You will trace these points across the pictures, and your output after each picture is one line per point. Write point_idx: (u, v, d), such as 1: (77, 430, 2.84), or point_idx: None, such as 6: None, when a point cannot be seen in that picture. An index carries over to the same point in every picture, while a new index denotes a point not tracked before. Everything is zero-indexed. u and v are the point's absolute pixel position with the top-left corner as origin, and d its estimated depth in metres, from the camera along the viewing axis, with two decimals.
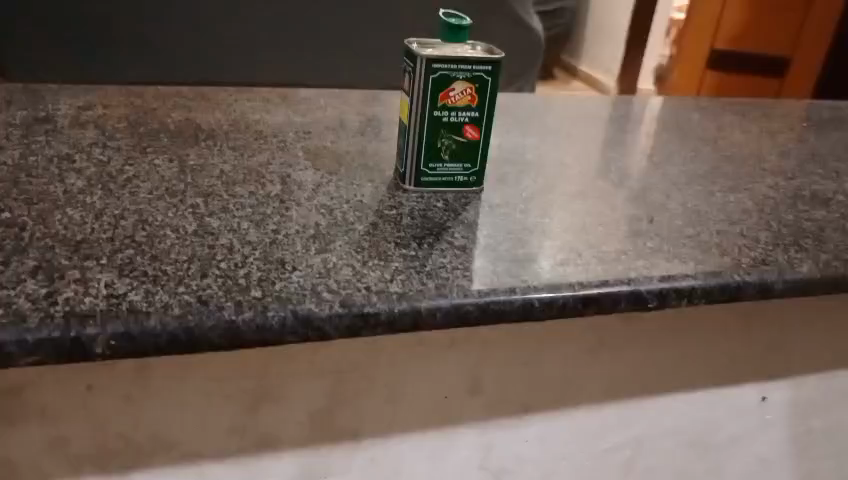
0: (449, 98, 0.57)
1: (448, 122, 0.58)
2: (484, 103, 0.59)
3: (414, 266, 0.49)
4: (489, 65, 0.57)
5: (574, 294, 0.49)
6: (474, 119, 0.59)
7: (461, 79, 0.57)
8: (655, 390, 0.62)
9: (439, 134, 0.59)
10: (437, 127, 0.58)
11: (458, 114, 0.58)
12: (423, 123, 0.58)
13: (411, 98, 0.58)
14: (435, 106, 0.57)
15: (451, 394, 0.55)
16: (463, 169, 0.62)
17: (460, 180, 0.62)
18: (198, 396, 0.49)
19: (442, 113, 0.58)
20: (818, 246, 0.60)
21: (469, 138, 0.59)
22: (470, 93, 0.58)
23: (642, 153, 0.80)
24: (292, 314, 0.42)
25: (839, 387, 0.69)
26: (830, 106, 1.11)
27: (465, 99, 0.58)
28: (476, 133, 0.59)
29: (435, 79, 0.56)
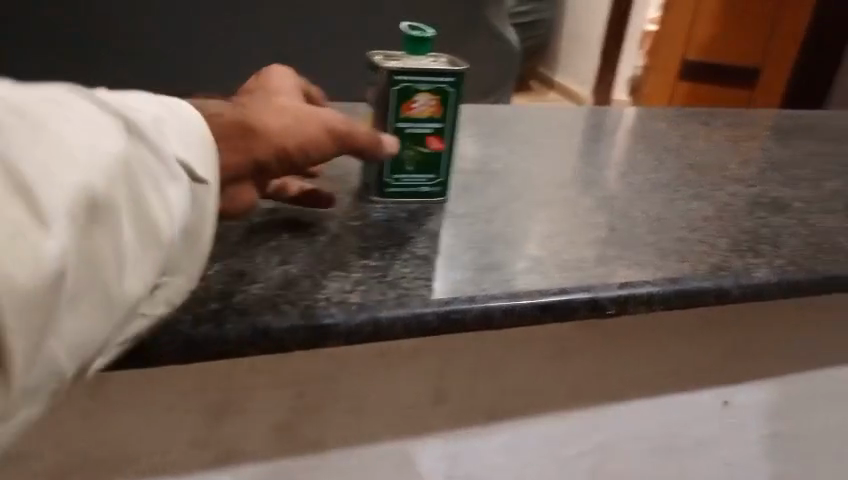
0: (412, 110, 0.58)
1: (410, 133, 0.58)
2: (447, 114, 0.58)
3: (375, 276, 0.49)
4: (452, 77, 0.57)
5: (533, 301, 0.49)
6: (437, 131, 0.58)
7: (423, 90, 0.57)
8: (619, 396, 0.63)
9: (402, 144, 0.59)
10: (400, 138, 0.58)
11: (421, 125, 0.58)
12: (386, 134, 0.58)
13: (375, 110, 0.58)
14: (398, 118, 0.58)
15: (415, 404, 0.56)
16: (428, 179, 0.62)
17: (424, 190, 0.62)
18: (159, 410, 0.49)
19: (406, 124, 0.58)
20: (774, 251, 0.61)
21: (432, 150, 0.59)
22: (433, 104, 0.57)
23: (608, 162, 0.81)
24: (249, 327, 0.43)
25: (801, 390, 0.71)
26: (793, 115, 1.13)
27: (428, 110, 0.58)
28: (439, 144, 0.59)
29: (398, 91, 0.56)
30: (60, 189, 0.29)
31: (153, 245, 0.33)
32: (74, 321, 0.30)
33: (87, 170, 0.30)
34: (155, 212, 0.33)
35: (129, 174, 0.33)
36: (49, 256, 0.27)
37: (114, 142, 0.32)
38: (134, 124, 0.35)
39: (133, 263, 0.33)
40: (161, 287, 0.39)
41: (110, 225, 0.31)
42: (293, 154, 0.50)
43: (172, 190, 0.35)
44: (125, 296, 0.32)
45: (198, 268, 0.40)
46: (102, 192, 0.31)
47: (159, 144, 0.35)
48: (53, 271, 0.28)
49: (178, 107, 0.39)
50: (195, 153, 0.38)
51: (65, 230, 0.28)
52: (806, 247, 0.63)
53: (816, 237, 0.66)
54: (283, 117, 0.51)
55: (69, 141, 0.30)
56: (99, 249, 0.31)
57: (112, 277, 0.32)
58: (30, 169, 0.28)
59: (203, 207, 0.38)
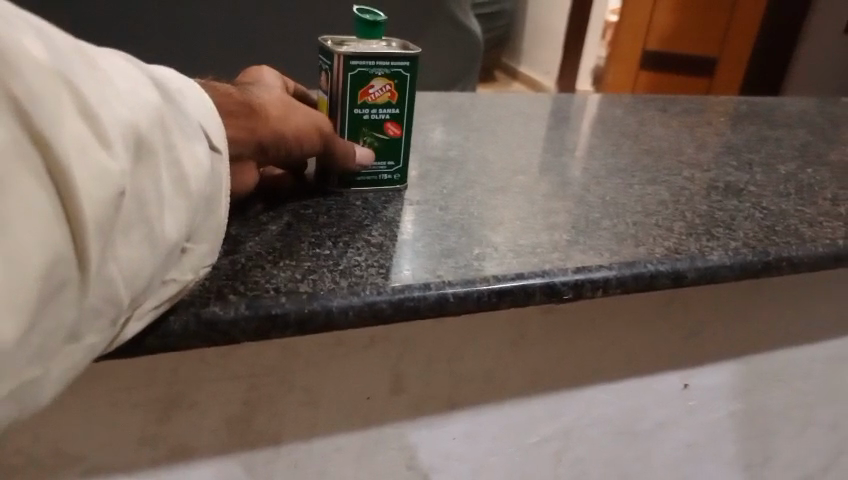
0: (369, 95, 0.56)
1: (367, 119, 0.58)
2: (404, 100, 0.57)
3: (327, 265, 0.48)
4: (407, 61, 0.55)
5: (488, 287, 0.49)
6: (395, 116, 0.58)
7: (380, 75, 0.55)
8: (579, 382, 0.63)
9: (360, 131, 0.58)
10: (357, 124, 0.58)
11: (378, 111, 0.57)
12: (342, 119, 0.57)
13: (330, 95, 0.56)
14: (354, 104, 0.56)
15: (373, 394, 0.55)
16: (387, 166, 0.61)
17: (384, 178, 0.62)
18: (105, 406, 0.47)
19: (362, 110, 0.57)
20: (729, 234, 0.62)
21: (390, 135, 0.59)
22: (390, 90, 0.56)
23: (566, 148, 0.81)
24: (194, 318, 0.41)
25: (758, 370, 0.72)
26: (746, 101, 1.15)
27: (385, 96, 0.56)
28: (398, 130, 0.59)
29: (353, 76, 0.55)
30: (118, 120, 0.30)
31: (184, 194, 0.35)
32: (128, 250, 0.32)
33: (135, 107, 0.31)
34: (185, 162, 0.35)
35: (166, 122, 0.34)
36: (117, 173, 0.29)
37: (152, 92, 0.33)
38: (164, 86, 0.36)
39: (171, 208, 0.34)
40: (186, 253, 0.39)
41: (153, 165, 0.33)
42: (287, 144, 0.50)
43: (197, 148, 0.37)
44: (166, 237, 0.34)
45: (216, 237, 0.41)
46: (148, 129, 0.32)
47: (183, 106, 0.37)
48: (118, 191, 0.29)
49: (193, 85, 0.41)
50: (212, 123, 0.40)
51: (124, 154, 0.29)
52: (758, 230, 0.64)
53: (768, 219, 0.66)
54: (281, 105, 0.51)
55: (117, 79, 0.31)
56: (143, 185, 0.32)
57: (156, 215, 0.33)
58: (91, 95, 0.28)
59: (218, 175, 0.40)
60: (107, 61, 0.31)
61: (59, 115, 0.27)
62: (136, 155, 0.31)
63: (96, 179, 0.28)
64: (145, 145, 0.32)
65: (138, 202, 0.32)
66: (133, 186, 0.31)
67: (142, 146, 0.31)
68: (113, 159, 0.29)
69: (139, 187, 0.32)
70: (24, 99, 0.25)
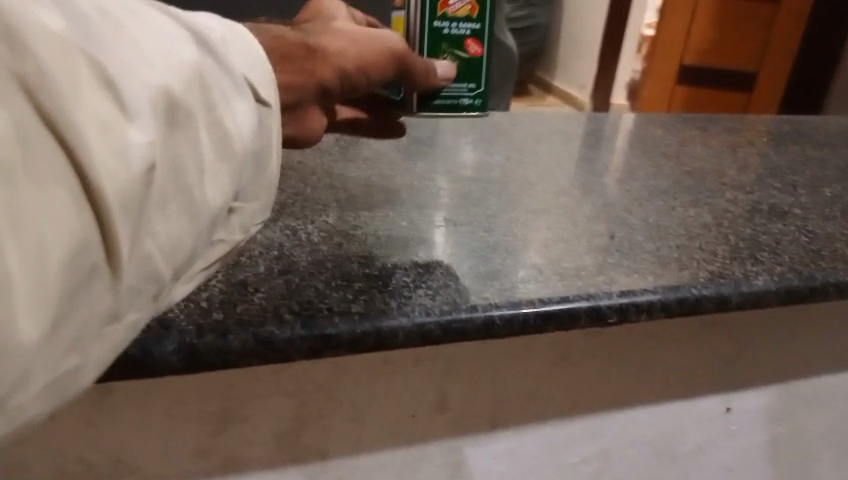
0: (449, 8, 0.58)
1: (448, 34, 0.60)
2: (484, 15, 0.59)
3: (377, 285, 0.50)
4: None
5: (534, 310, 0.50)
6: (476, 31, 0.60)
7: None
8: (620, 403, 0.63)
9: (440, 47, 0.60)
10: (438, 39, 0.60)
11: (459, 25, 0.60)
12: (424, 34, 0.59)
13: (410, 8, 0.59)
14: (435, 17, 0.59)
15: (418, 412, 0.56)
16: (468, 89, 0.63)
17: (465, 102, 0.64)
18: (162, 418, 0.49)
19: (442, 24, 0.59)
20: (774, 258, 0.62)
21: (471, 54, 0.61)
22: (470, 4, 0.59)
23: (607, 169, 0.82)
24: (253, 337, 0.43)
25: (801, 395, 0.71)
26: (788, 120, 1.14)
27: (465, 9, 0.59)
28: (478, 48, 0.61)
29: None
30: (142, 85, 0.29)
31: (227, 157, 0.36)
32: (166, 224, 0.32)
33: (165, 72, 0.31)
34: (229, 122, 0.36)
35: (205, 82, 0.34)
36: (143, 145, 0.28)
37: (188, 49, 0.34)
38: (205, 39, 0.36)
39: (212, 173, 0.35)
40: (235, 212, 0.43)
41: (189, 129, 0.33)
42: (351, 78, 0.52)
43: (240, 105, 0.37)
44: (207, 204, 0.35)
45: (269, 194, 0.44)
46: (181, 95, 0.31)
47: (226, 61, 0.37)
48: (148, 165, 0.28)
49: (244, 35, 0.41)
50: (260, 74, 0.40)
51: (149, 125, 0.29)
52: (804, 253, 0.63)
53: (814, 243, 0.66)
54: (340, 38, 0.52)
55: (145, 43, 0.31)
56: (179, 154, 0.32)
57: (196, 182, 0.34)
58: (111, 65, 0.28)
59: (268, 129, 0.41)
60: (131, 24, 0.31)
61: (78, 92, 0.26)
62: (169, 121, 0.31)
63: (119, 156, 0.27)
64: (178, 110, 0.31)
65: (176, 170, 0.32)
66: (168, 155, 0.31)
67: (174, 112, 0.31)
68: (136, 131, 0.28)
69: (175, 157, 0.32)
70: (32, 78, 0.25)
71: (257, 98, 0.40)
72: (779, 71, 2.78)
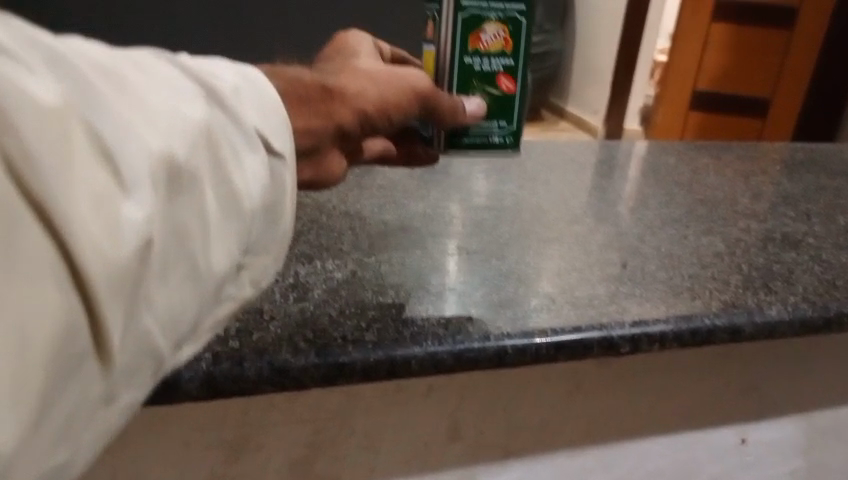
0: (481, 43, 0.58)
1: (479, 71, 0.59)
2: (515, 49, 0.60)
3: (390, 314, 0.50)
4: (523, 4, 0.57)
5: (546, 340, 0.50)
6: (507, 67, 0.60)
7: (493, 22, 0.58)
8: (634, 433, 0.63)
9: (472, 84, 0.60)
10: (467, 75, 0.59)
11: (491, 60, 0.59)
12: (454, 71, 0.59)
13: (440, 45, 0.59)
14: (466, 52, 0.58)
15: (430, 440, 0.56)
16: (498, 126, 0.64)
17: (495, 139, 0.64)
18: (178, 445, 0.49)
19: (474, 59, 0.59)
20: (788, 288, 0.62)
21: (503, 90, 0.61)
22: (502, 36, 0.59)
23: (619, 197, 0.82)
24: (268, 365, 0.44)
25: (819, 426, 0.70)
26: (802, 148, 1.14)
27: (498, 43, 0.59)
28: (510, 83, 0.61)
29: (466, 22, 0.57)
30: (143, 151, 0.28)
31: (234, 215, 0.34)
32: (167, 294, 0.30)
33: (168, 135, 0.29)
34: (237, 180, 0.34)
35: (212, 138, 0.33)
36: (140, 220, 0.27)
37: (197, 105, 0.32)
38: (216, 91, 0.34)
39: (218, 236, 0.33)
40: (244, 267, 0.38)
41: (195, 193, 0.31)
42: (371, 119, 0.52)
43: (250, 160, 0.35)
44: (212, 269, 0.33)
45: (281, 244, 0.40)
46: (184, 158, 0.30)
47: (237, 112, 0.35)
48: (143, 239, 0.27)
49: (260, 80, 0.39)
50: (274, 123, 0.38)
51: (148, 197, 0.27)
52: (819, 283, 0.63)
53: (828, 273, 0.66)
54: (359, 79, 0.52)
55: (152, 104, 0.30)
56: (183, 218, 0.30)
57: (201, 247, 0.32)
58: (108, 136, 0.26)
59: (282, 181, 0.38)
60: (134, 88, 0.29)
61: (68, 169, 0.25)
62: (171, 187, 0.29)
63: (111, 233, 0.25)
64: (181, 175, 0.30)
65: (177, 237, 0.30)
66: (170, 222, 0.29)
67: (176, 178, 0.29)
68: (132, 205, 0.27)
69: (178, 223, 0.30)
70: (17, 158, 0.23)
71: (270, 150, 0.37)
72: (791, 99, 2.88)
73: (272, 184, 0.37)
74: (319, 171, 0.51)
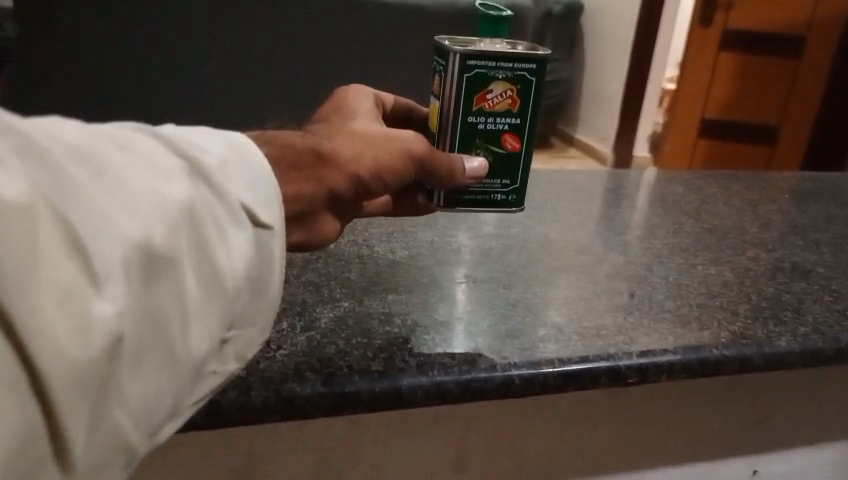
0: (486, 101, 0.51)
1: (484, 128, 0.52)
2: (525, 109, 0.52)
3: (396, 343, 0.50)
4: (534, 63, 0.50)
5: (553, 370, 0.50)
6: (515, 127, 0.52)
7: (501, 79, 0.51)
8: (643, 465, 0.62)
9: (475, 144, 0.52)
10: (470, 136, 0.52)
11: (496, 120, 0.52)
12: (455, 130, 0.52)
13: (442, 101, 0.51)
14: (470, 111, 0.51)
15: (436, 470, 0.56)
16: (503, 185, 0.54)
17: (497, 199, 0.54)
18: (183, 474, 0.49)
19: (478, 118, 0.51)
20: (797, 318, 0.61)
21: (508, 150, 0.53)
22: (510, 95, 0.51)
23: (627, 226, 0.82)
24: (274, 394, 0.44)
25: (832, 459, 0.69)
26: (811, 177, 1.14)
27: (505, 102, 0.51)
28: (516, 143, 0.53)
29: (471, 77, 0.50)
30: (117, 240, 0.27)
31: (218, 296, 0.33)
32: (143, 385, 0.29)
33: (146, 220, 0.29)
34: (221, 259, 0.33)
35: (195, 218, 0.32)
36: (110, 317, 0.26)
37: (179, 182, 0.32)
38: (201, 165, 0.34)
39: (199, 318, 0.32)
40: (229, 343, 0.36)
41: (176, 276, 0.30)
42: (368, 185, 0.48)
43: (235, 234, 0.34)
44: (191, 355, 0.32)
45: (269, 317, 0.38)
46: (162, 244, 0.29)
47: (222, 186, 0.34)
48: (113, 336, 0.26)
49: (247, 147, 0.38)
50: (261, 194, 0.37)
51: (121, 290, 0.27)
52: (828, 314, 0.63)
53: (838, 303, 0.66)
54: (354, 139, 0.48)
55: (131, 187, 0.29)
56: (161, 305, 0.30)
57: (180, 333, 0.31)
58: (82, 230, 0.26)
59: (271, 253, 0.36)
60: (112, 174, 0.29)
61: (33, 270, 0.24)
62: (147, 274, 0.29)
63: (79, 332, 0.25)
64: (159, 262, 0.29)
65: (154, 325, 0.29)
66: (145, 310, 0.29)
67: (154, 266, 0.29)
68: (102, 301, 0.26)
69: (155, 310, 0.29)
70: None
71: (255, 222, 0.36)
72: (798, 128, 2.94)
73: (258, 257, 0.36)
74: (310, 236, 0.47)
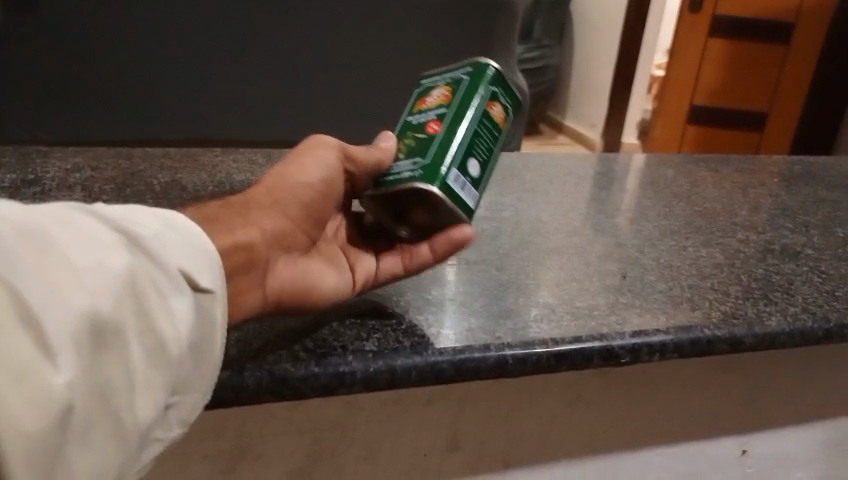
0: (426, 103, 0.52)
1: (416, 125, 0.51)
2: (455, 100, 0.49)
3: (390, 324, 0.51)
4: (470, 67, 0.51)
5: (548, 350, 0.50)
6: (442, 115, 0.49)
7: (441, 84, 0.52)
8: (635, 444, 0.63)
9: (405, 137, 0.51)
10: (405, 131, 0.52)
11: (428, 115, 0.50)
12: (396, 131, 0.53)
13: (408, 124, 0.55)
14: (411, 112, 0.53)
15: (430, 451, 0.56)
16: (412, 164, 0.47)
17: (404, 176, 0.47)
18: (177, 456, 0.49)
19: (415, 117, 0.52)
20: (787, 298, 0.62)
21: (429, 134, 0.48)
22: (444, 94, 0.51)
23: (619, 210, 0.82)
24: (268, 375, 0.44)
25: (820, 438, 0.70)
26: (799, 161, 1.15)
27: (439, 100, 0.51)
28: (436, 126, 0.48)
29: (422, 91, 0.54)
30: (65, 316, 0.29)
31: (163, 363, 0.33)
32: (90, 455, 0.30)
33: (93, 293, 0.30)
34: (164, 327, 0.33)
35: (137, 288, 0.32)
36: (62, 390, 0.28)
37: (118, 255, 0.32)
38: (135, 237, 0.34)
39: (145, 387, 0.32)
40: (172, 408, 0.36)
41: (120, 347, 0.31)
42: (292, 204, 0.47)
43: (178, 302, 0.34)
44: (137, 424, 0.32)
45: (213, 379, 0.38)
46: (107, 319, 0.30)
47: (160, 255, 0.35)
48: (63, 407, 0.27)
49: (179, 216, 0.38)
50: (202, 261, 0.37)
51: (73, 361, 0.28)
52: (818, 295, 0.63)
53: (827, 284, 0.66)
54: (269, 178, 0.48)
55: (72, 261, 0.30)
56: (106, 376, 0.30)
57: (125, 403, 0.31)
58: (34, 306, 0.28)
59: (213, 318, 0.37)
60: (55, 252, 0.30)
61: None
62: (93, 346, 0.30)
63: (34, 405, 0.26)
64: (104, 333, 0.30)
65: (100, 396, 0.30)
66: (91, 382, 0.30)
67: (99, 338, 0.30)
68: (55, 374, 0.28)
69: (100, 380, 0.30)
70: None
71: (195, 287, 0.36)
72: (787, 113, 2.96)
73: (199, 322, 0.36)
74: (271, 293, 0.44)
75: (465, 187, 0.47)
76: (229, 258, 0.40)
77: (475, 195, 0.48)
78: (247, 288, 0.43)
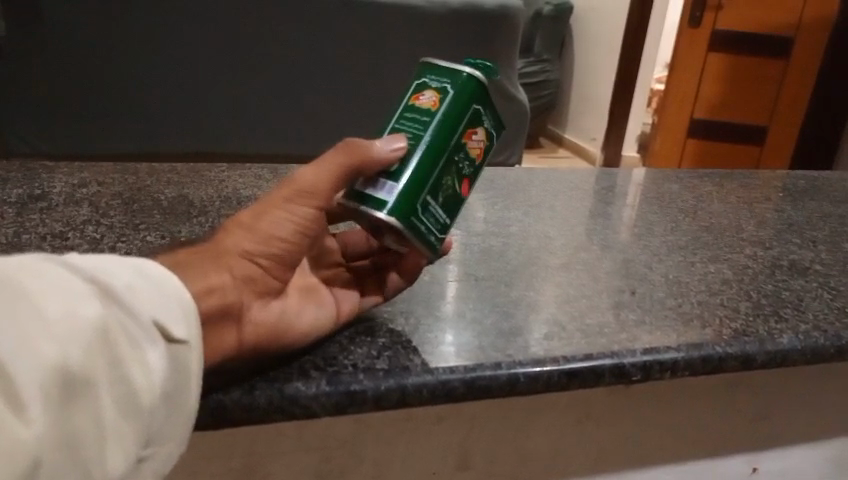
0: None
1: None
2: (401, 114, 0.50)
3: (400, 341, 0.51)
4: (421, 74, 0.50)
5: (559, 368, 0.49)
6: None
7: None
8: (643, 463, 0.62)
9: None
10: None
11: None
12: None
13: None
14: None
15: (439, 470, 0.55)
16: None
17: None
18: (184, 474, 0.49)
19: None
20: (797, 315, 0.61)
21: None
22: None
23: (625, 225, 0.82)
24: (279, 393, 0.44)
25: (829, 456, 0.69)
26: (803, 176, 1.15)
27: None
28: None
29: None
30: (33, 367, 0.30)
31: (136, 414, 0.33)
32: None
33: (64, 344, 0.31)
34: (136, 377, 0.33)
35: (110, 338, 0.33)
36: (31, 443, 0.29)
37: (91, 304, 0.33)
38: (109, 287, 0.34)
39: (115, 437, 0.33)
40: (145, 459, 0.35)
41: (91, 398, 0.32)
42: (260, 252, 0.44)
43: (150, 353, 0.34)
44: (108, 476, 0.32)
45: (187, 430, 0.37)
46: (75, 371, 0.31)
47: (134, 305, 0.35)
48: (28, 459, 0.28)
49: (152, 263, 0.38)
50: (175, 310, 0.37)
51: (40, 413, 0.29)
52: (829, 311, 0.63)
53: (837, 300, 0.66)
54: (232, 228, 0.45)
55: (44, 312, 0.31)
56: (76, 426, 0.31)
57: (94, 453, 0.32)
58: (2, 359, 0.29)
59: (188, 367, 0.36)
60: (27, 305, 0.31)
61: None
62: (63, 397, 0.31)
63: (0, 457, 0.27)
64: (74, 384, 0.31)
65: (69, 446, 0.31)
66: (59, 433, 0.30)
67: (68, 390, 0.31)
68: (26, 426, 0.29)
69: (70, 431, 0.31)
70: None
71: (170, 336, 0.36)
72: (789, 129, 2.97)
73: (174, 371, 0.36)
74: (247, 339, 0.43)
75: (379, 186, 0.45)
76: (203, 301, 0.40)
77: (393, 187, 0.44)
78: (217, 331, 0.41)
